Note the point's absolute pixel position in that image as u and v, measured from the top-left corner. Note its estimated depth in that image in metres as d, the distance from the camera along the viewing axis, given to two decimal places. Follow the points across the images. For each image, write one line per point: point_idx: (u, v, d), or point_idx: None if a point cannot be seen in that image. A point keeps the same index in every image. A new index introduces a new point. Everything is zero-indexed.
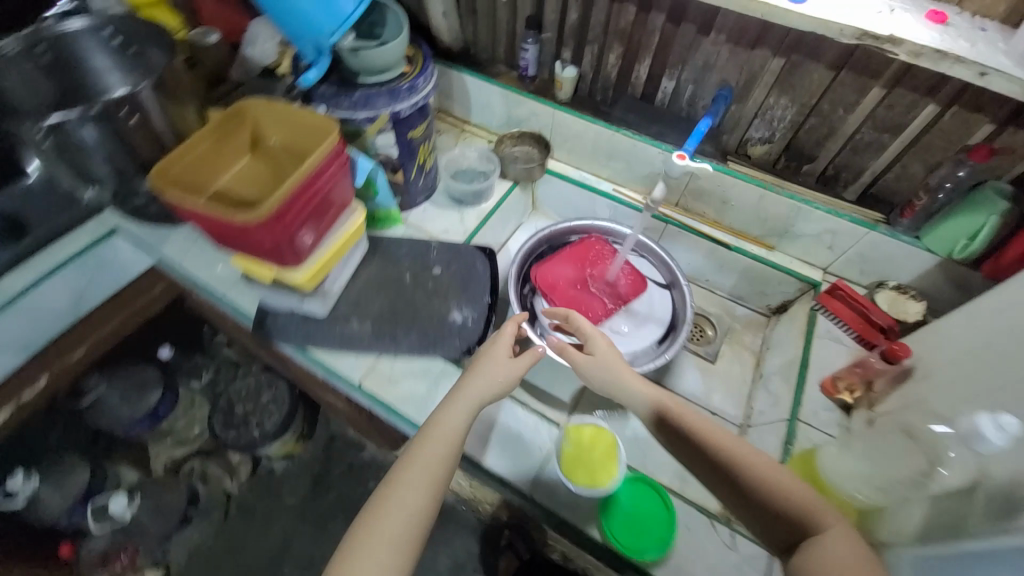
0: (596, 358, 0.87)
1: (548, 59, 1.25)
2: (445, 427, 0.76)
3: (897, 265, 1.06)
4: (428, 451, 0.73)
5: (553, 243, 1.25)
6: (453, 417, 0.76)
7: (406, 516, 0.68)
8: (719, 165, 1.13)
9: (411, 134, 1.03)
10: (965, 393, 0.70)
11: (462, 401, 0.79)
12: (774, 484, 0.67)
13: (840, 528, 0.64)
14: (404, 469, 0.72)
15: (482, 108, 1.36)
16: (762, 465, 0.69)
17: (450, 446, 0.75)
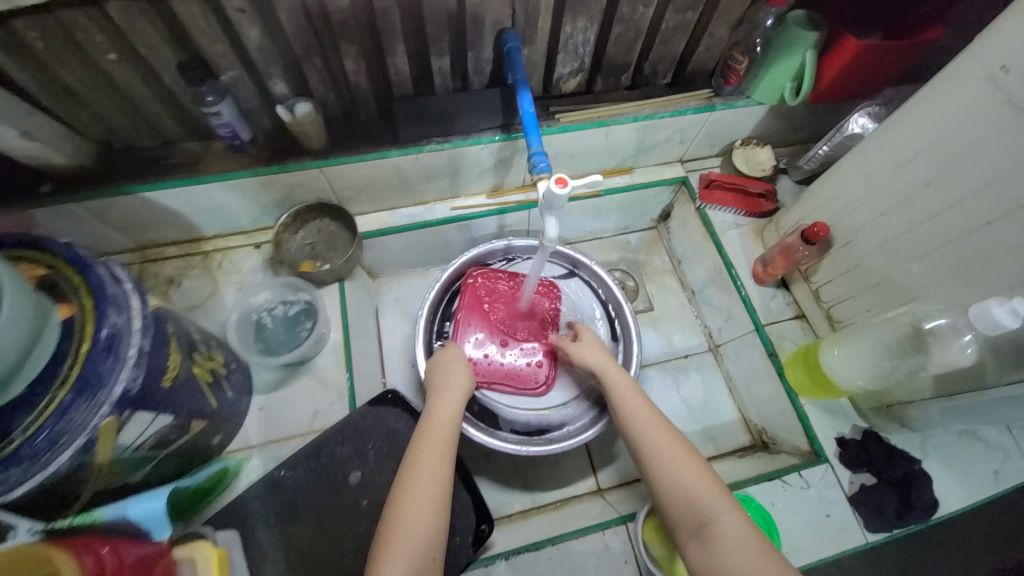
0: (585, 352, 0.82)
1: (257, 104, 0.81)
2: (441, 420, 0.71)
3: (740, 127, 1.04)
4: (427, 450, 0.67)
5: (441, 316, 0.97)
6: (441, 406, 0.73)
7: (419, 534, 0.59)
8: (551, 126, 0.92)
9: (165, 383, 0.60)
10: (904, 252, 0.74)
11: (447, 395, 0.75)
12: (675, 477, 0.63)
13: (731, 517, 0.59)
14: (404, 487, 0.63)
15: (216, 212, 0.88)
16: (674, 451, 0.66)
17: (449, 444, 0.69)
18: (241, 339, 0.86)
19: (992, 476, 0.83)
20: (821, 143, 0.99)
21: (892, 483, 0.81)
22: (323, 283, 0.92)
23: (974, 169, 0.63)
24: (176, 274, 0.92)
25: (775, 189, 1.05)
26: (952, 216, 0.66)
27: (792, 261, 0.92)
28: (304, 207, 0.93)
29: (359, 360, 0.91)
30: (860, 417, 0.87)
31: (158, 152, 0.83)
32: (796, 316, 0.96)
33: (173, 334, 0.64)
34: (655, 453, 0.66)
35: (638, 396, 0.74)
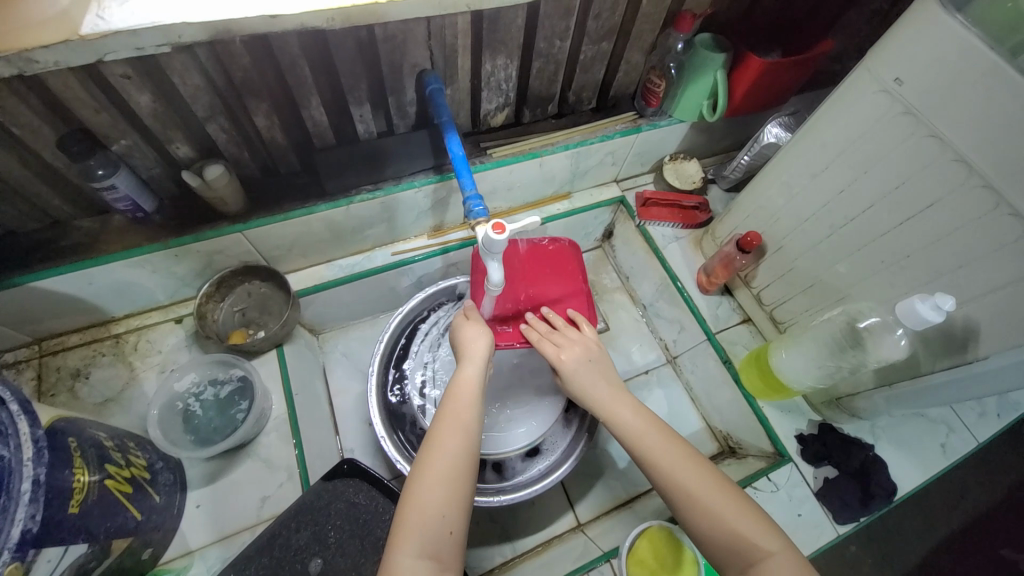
0: (579, 372, 0.69)
1: (160, 170, 0.74)
2: (466, 385, 0.63)
3: (666, 143, 1.08)
4: (448, 422, 0.59)
5: (393, 368, 0.93)
6: (470, 371, 0.65)
7: (435, 510, 0.52)
8: (484, 161, 0.91)
9: (72, 510, 0.52)
10: (830, 254, 0.78)
11: (475, 360, 0.66)
12: (686, 484, 0.56)
13: (764, 533, 0.52)
14: (427, 458, 0.56)
15: (126, 290, 0.79)
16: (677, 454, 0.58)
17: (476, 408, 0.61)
18: (166, 431, 0.75)
19: (939, 448, 0.88)
20: (742, 153, 1.05)
21: (851, 473, 0.84)
22: (258, 352, 0.84)
23: (881, 175, 0.67)
24: (83, 364, 0.81)
25: (707, 201, 1.09)
26: (868, 218, 0.70)
27: (732, 269, 0.95)
28: (226, 274, 0.85)
29: (309, 430, 0.84)
30: (813, 411, 0.91)
31: (46, 234, 0.73)
32: (742, 320, 0.99)
33: (78, 448, 0.56)
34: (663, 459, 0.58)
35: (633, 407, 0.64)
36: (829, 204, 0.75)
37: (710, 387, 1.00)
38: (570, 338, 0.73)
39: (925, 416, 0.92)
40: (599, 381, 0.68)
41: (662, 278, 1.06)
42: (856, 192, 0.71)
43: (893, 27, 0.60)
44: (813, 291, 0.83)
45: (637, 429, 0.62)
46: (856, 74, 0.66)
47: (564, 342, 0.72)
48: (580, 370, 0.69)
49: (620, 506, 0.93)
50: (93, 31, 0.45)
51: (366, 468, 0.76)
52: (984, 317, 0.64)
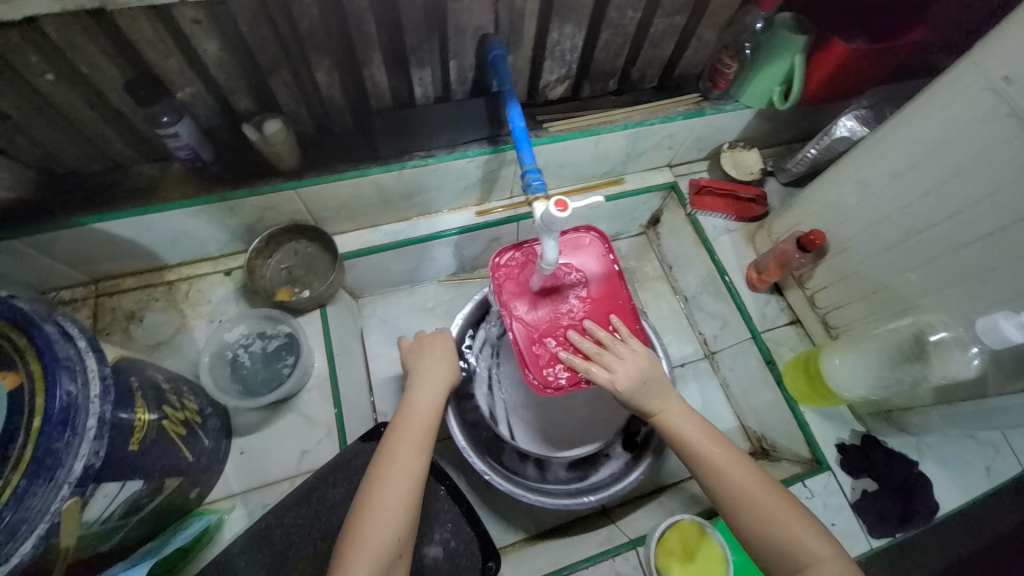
0: (637, 393, 0.71)
1: (220, 122, 0.74)
2: (420, 411, 0.70)
3: (727, 129, 1.02)
4: (405, 445, 0.66)
5: None
6: (424, 395, 0.72)
7: (387, 534, 0.59)
8: (539, 136, 0.88)
9: (132, 447, 0.54)
10: (902, 260, 0.73)
11: (428, 387, 0.73)
12: (757, 501, 0.64)
13: (814, 541, 0.60)
14: (382, 479, 0.62)
15: (181, 238, 0.81)
16: (734, 461, 0.67)
17: (426, 434, 0.68)
18: (216, 379, 0.77)
19: (983, 471, 0.85)
20: (809, 145, 0.99)
21: (893, 488, 0.82)
22: (302, 311, 0.86)
23: (975, 180, 0.62)
24: (137, 307, 0.84)
25: (764, 194, 1.03)
26: (953, 225, 0.66)
27: (787, 267, 0.91)
28: (277, 231, 0.86)
29: (347, 391, 0.86)
30: (858, 421, 0.88)
31: (110, 177, 0.75)
32: (791, 321, 0.96)
33: (138, 389, 0.57)
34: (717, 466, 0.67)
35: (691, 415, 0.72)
36: (909, 206, 0.70)
37: (749, 387, 0.97)
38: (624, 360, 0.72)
39: (980, 439, 0.87)
40: (654, 396, 0.72)
41: (709, 270, 1.02)
42: (943, 196, 0.66)
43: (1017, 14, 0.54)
44: (877, 297, 0.79)
45: (700, 442, 0.69)
46: (963, 65, 0.60)
47: (613, 363, 0.72)
48: (637, 392, 0.71)
49: (646, 496, 0.93)
50: None
51: None
52: None
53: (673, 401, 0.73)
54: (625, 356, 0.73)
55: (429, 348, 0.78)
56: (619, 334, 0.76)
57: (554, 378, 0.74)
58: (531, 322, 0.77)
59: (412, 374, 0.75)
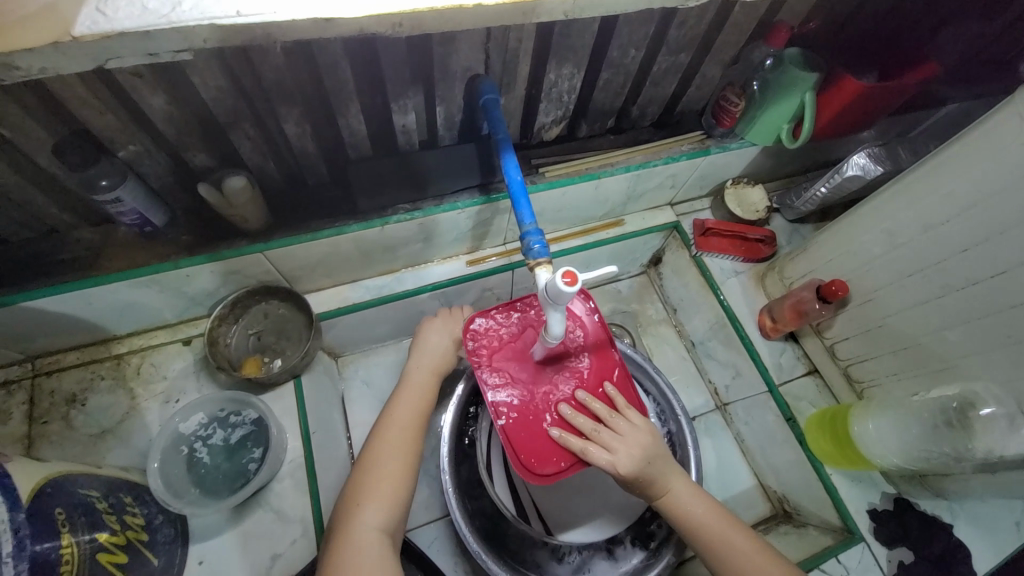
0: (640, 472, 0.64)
1: (173, 179, 0.64)
2: (412, 392, 0.72)
3: (731, 166, 0.97)
4: (393, 430, 0.67)
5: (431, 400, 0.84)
6: (417, 372, 0.74)
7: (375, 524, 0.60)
8: (536, 182, 0.81)
9: None
10: (937, 316, 0.67)
11: (424, 371, 0.74)
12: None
13: None
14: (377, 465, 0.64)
15: (128, 309, 0.70)
16: (750, 546, 0.62)
17: (418, 418, 0.69)
18: (168, 478, 0.65)
19: (1015, 527, 0.79)
20: (818, 184, 0.93)
21: (931, 560, 0.75)
22: (273, 385, 0.76)
23: (1021, 238, 0.56)
24: (80, 389, 0.72)
25: (773, 234, 0.98)
26: (996, 285, 0.60)
27: (804, 316, 0.85)
28: (241, 295, 0.76)
29: (326, 474, 0.75)
30: (888, 484, 0.81)
31: (41, 245, 0.64)
32: (808, 371, 0.89)
33: (64, 519, 0.49)
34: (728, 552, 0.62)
35: (702, 497, 0.66)
36: (945, 262, 0.64)
37: (767, 444, 0.90)
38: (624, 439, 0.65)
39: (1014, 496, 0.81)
40: (658, 475, 0.65)
41: (719, 316, 0.96)
42: (985, 252, 0.60)
43: None
44: (907, 354, 0.73)
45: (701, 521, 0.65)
46: (1006, 115, 0.54)
47: (613, 443, 0.64)
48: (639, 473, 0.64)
49: None
50: (91, 30, 0.33)
51: None
52: None
53: (678, 478, 0.67)
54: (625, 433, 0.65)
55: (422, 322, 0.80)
56: (615, 404, 0.69)
57: (548, 459, 0.65)
58: (518, 397, 0.69)
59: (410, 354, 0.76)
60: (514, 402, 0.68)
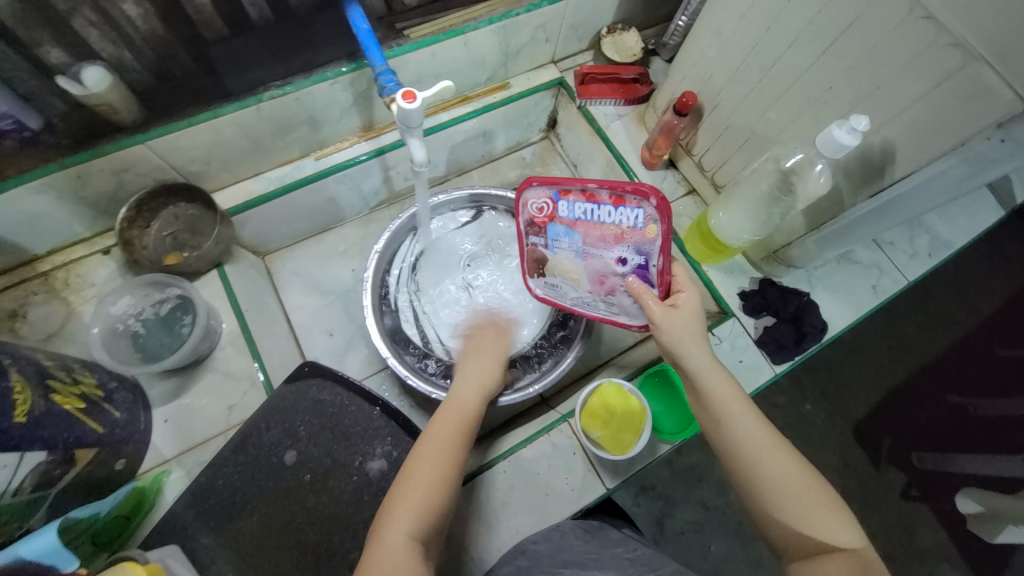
0: (687, 330, 0.64)
1: (35, 81, 0.67)
2: (459, 398, 0.71)
3: (600, 12, 1.00)
4: (443, 425, 0.66)
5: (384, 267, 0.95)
6: (465, 388, 0.73)
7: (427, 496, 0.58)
8: (401, 44, 0.84)
9: (19, 419, 0.52)
10: (761, 102, 0.76)
11: (471, 381, 0.74)
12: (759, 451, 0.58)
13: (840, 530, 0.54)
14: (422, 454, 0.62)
15: (35, 222, 0.75)
16: (775, 453, 0.58)
17: (466, 420, 0.67)
18: (113, 353, 0.75)
19: (870, 290, 0.93)
20: (679, 14, 0.99)
21: (788, 318, 0.89)
22: (198, 273, 0.84)
23: (804, 2, 0.63)
24: (19, 305, 0.78)
25: (647, 72, 1.05)
26: (793, 54, 0.68)
27: (673, 137, 0.93)
28: (142, 199, 0.80)
29: (268, 343, 0.85)
30: (754, 270, 0.95)
31: None
32: (687, 191, 1.00)
33: (13, 366, 0.55)
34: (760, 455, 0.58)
35: (743, 405, 0.61)
36: (758, 47, 0.72)
37: None
38: (628, 306, 0.69)
39: (864, 263, 0.95)
40: (697, 342, 0.64)
41: (608, 159, 1.04)
42: (782, 26, 0.67)
43: None
44: (750, 146, 0.82)
45: (718, 394, 0.62)
46: None
47: (684, 285, 0.68)
48: (690, 333, 0.64)
49: (580, 379, 0.99)
50: None
51: (327, 367, 0.80)
52: (912, 145, 0.61)
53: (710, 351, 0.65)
54: (623, 312, 0.70)
55: (471, 349, 0.83)
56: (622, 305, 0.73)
57: (646, 240, 0.64)
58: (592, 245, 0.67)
59: (466, 372, 0.77)
60: (607, 241, 0.66)
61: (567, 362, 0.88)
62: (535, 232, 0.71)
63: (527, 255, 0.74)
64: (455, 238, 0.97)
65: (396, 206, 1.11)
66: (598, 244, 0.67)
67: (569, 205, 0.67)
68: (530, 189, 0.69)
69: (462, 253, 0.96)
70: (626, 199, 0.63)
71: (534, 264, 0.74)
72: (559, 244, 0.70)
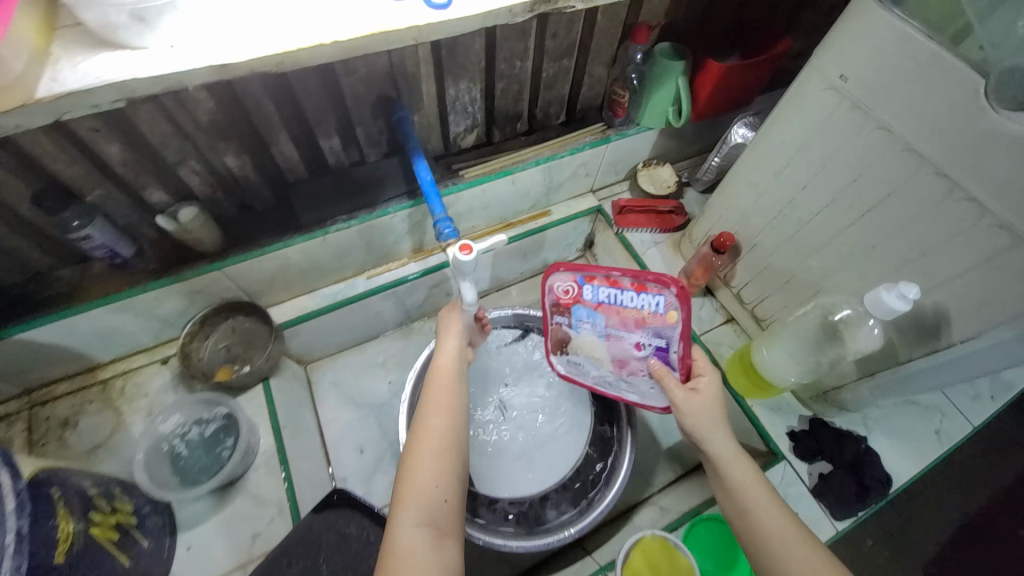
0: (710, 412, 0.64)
1: (136, 216, 0.75)
2: (443, 369, 0.68)
3: (637, 151, 1.09)
4: (437, 401, 0.64)
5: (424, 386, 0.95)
6: (447, 352, 0.70)
7: (431, 489, 0.57)
8: (456, 183, 0.93)
9: (55, 559, 0.52)
10: (800, 250, 0.78)
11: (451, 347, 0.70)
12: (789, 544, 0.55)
13: None
14: (420, 441, 0.60)
15: (107, 335, 0.80)
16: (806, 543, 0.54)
17: (451, 392, 0.66)
18: (152, 474, 0.76)
19: (933, 436, 0.87)
20: (712, 155, 1.07)
21: (845, 466, 0.83)
22: (243, 389, 0.86)
23: (839, 170, 0.67)
24: (72, 413, 0.82)
25: (682, 204, 1.11)
26: (831, 212, 0.71)
27: (711, 270, 0.95)
28: (205, 317, 0.86)
29: (300, 462, 0.85)
30: (804, 408, 0.90)
31: (26, 286, 0.75)
32: (726, 320, 1.00)
33: (60, 497, 0.56)
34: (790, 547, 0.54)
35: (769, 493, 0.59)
36: (795, 201, 0.75)
37: None
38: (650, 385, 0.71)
39: (923, 405, 0.90)
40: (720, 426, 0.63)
41: None
42: (818, 188, 0.71)
43: (835, 27, 0.61)
44: (791, 287, 0.83)
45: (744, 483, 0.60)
46: (807, 73, 0.67)
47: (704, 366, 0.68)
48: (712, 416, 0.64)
49: (618, 517, 0.92)
50: (48, 93, 0.44)
51: (355, 496, 0.78)
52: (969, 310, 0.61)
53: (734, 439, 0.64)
54: (647, 390, 0.72)
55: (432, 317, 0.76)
56: None
57: (667, 325, 0.66)
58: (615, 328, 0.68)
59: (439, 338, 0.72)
60: (629, 325, 0.67)
61: (603, 502, 0.82)
62: (559, 312, 0.70)
63: (550, 334, 0.74)
64: (493, 360, 0.97)
65: (435, 317, 1.14)
66: (622, 328, 0.68)
67: (594, 289, 0.67)
68: (556, 273, 0.68)
69: (500, 375, 0.97)
70: (648, 285, 0.66)
71: (557, 343, 0.74)
72: (583, 325, 0.70)
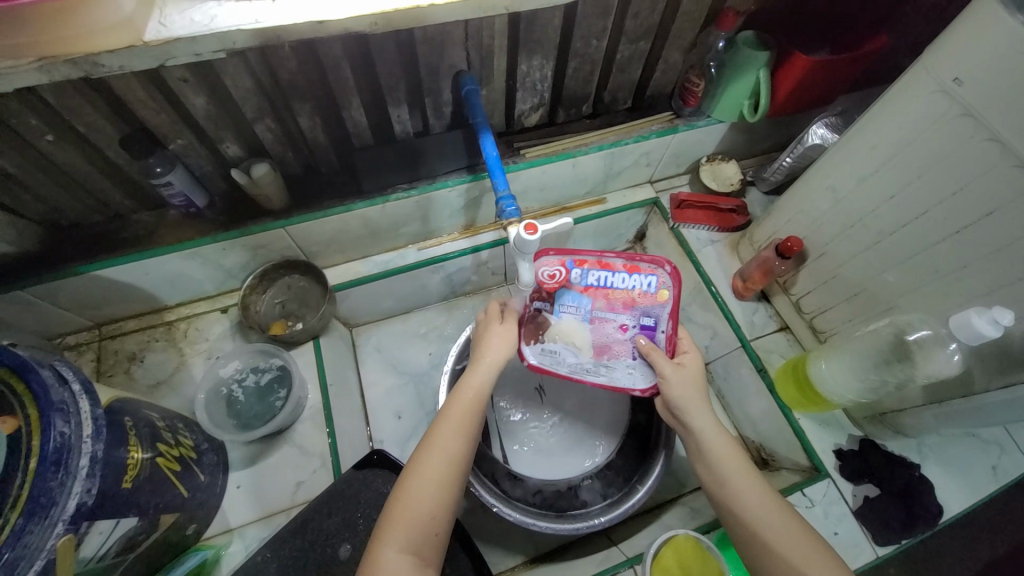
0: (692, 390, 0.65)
1: (211, 168, 0.78)
2: (467, 392, 0.64)
3: (703, 144, 1.05)
4: (451, 424, 0.62)
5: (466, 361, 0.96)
6: (480, 375, 0.65)
7: (423, 512, 0.57)
8: (517, 162, 0.92)
9: (126, 484, 0.55)
10: (876, 262, 0.74)
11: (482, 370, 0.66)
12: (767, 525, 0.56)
13: None
14: (424, 462, 0.59)
15: (176, 280, 0.84)
16: (785, 525, 0.56)
17: (471, 423, 0.63)
18: (211, 415, 0.81)
19: (991, 472, 0.82)
20: (784, 154, 1.01)
21: (894, 492, 0.79)
22: (297, 342, 0.89)
23: (936, 180, 0.63)
24: (139, 349, 0.87)
25: (744, 204, 1.07)
26: (920, 225, 0.66)
27: (770, 274, 0.91)
28: (265, 271, 0.89)
29: (342, 421, 0.88)
30: (855, 428, 0.87)
31: (108, 226, 0.79)
32: (780, 328, 0.96)
33: (132, 427, 0.59)
34: (770, 527, 0.56)
35: (751, 474, 0.60)
36: (878, 210, 0.71)
37: (743, 395, 0.96)
38: (631, 369, 0.69)
39: (985, 439, 0.85)
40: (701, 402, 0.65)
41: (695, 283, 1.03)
42: (907, 197, 0.66)
43: (958, 23, 0.55)
44: (860, 300, 0.79)
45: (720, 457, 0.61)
46: (916, 73, 0.61)
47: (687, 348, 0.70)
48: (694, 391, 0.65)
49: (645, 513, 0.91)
50: (155, 37, 0.46)
51: (393, 458, 0.80)
52: None
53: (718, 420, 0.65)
54: (628, 376, 0.68)
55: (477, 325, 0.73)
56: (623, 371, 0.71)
57: (657, 303, 0.69)
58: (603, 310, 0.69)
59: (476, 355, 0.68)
60: (616, 305, 0.69)
61: (636, 496, 0.80)
62: (541, 298, 0.71)
63: (524, 320, 0.71)
64: None
65: (479, 295, 1.15)
66: (609, 309, 0.69)
67: (584, 273, 0.70)
68: (544, 257, 0.70)
69: None
70: (639, 267, 0.70)
71: (533, 327, 0.70)
72: (567, 308, 0.70)
